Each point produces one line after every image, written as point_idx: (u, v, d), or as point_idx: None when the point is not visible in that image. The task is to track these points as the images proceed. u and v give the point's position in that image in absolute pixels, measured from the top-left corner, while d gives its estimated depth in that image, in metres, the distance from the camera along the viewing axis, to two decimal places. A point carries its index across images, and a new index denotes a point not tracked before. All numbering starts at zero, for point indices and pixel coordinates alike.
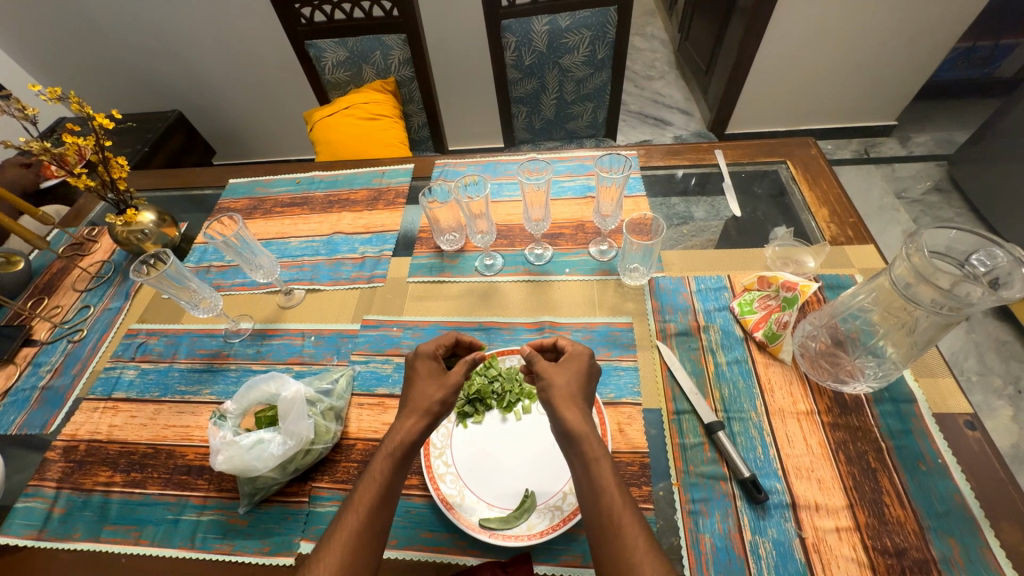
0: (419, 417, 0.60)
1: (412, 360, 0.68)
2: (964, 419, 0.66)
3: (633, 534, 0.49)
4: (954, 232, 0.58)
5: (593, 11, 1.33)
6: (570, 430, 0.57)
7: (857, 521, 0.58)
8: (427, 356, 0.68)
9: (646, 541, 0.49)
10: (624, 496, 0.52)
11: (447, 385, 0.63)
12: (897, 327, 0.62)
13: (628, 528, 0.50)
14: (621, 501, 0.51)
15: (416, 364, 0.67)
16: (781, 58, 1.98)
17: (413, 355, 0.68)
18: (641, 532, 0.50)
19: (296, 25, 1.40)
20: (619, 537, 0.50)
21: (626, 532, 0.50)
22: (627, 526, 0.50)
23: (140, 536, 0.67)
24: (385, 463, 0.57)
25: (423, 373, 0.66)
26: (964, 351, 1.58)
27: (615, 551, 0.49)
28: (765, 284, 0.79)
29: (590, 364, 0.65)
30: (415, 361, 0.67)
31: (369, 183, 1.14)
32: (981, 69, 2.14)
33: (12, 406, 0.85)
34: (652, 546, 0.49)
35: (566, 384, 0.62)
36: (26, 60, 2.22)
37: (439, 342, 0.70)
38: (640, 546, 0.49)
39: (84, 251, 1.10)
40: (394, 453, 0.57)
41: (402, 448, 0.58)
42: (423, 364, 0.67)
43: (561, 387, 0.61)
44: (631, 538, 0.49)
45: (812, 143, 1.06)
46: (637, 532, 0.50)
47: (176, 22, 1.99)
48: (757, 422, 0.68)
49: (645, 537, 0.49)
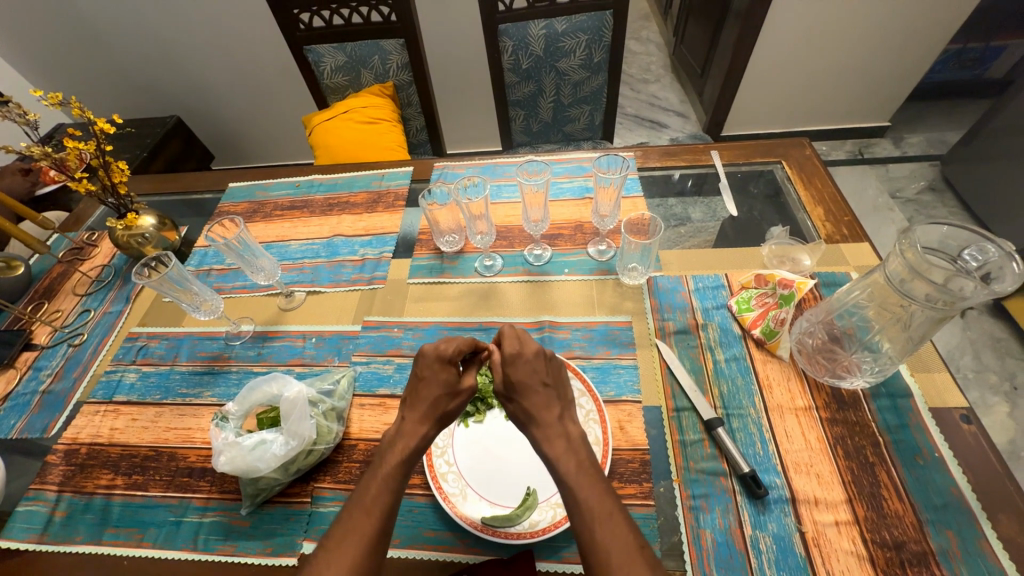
0: (432, 425, 0.61)
1: (427, 360, 0.64)
2: (960, 413, 0.66)
3: (607, 548, 0.49)
4: (945, 228, 0.59)
5: (590, 15, 1.34)
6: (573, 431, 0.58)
7: (855, 515, 0.59)
8: (447, 362, 0.63)
9: (622, 552, 0.49)
10: (601, 508, 0.52)
11: (459, 393, 0.63)
12: (892, 322, 0.63)
13: (606, 540, 0.50)
14: (597, 514, 0.51)
15: (434, 368, 0.63)
16: (776, 60, 2.00)
17: (434, 357, 0.63)
18: (620, 544, 0.49)
19: (295, 30, 1.41)
20: (595, 548, 0.50)
21: (601, 547, 0.49)
22: (602, 539, 0.50)
23: (142, 539, 0.67)
24: (398, 467, 0.58)
25: (435, 378, 0.63)
26: (961, 348, 1.59)
27: (595, 564, 0.49)
28: (762, 282, 0.80)
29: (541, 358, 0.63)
30: (433, 364, 0.63)
31: (368, 185, 1.15)
32: (972, 70, 2.17)
33: (12, 410, 0.85)
34: (633, 556, 0.48)
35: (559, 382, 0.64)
36: (24, 67, 2.23)
37: (461, 346, 0.64)
38: (615, 560, 0.48)
39: (84, 255, 1.10)
40: (406, 461, 0.58)
41: (414, 454, 0.59)
42: (439, 367, 0.63)
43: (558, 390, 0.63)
44: (604, 550, 0.49)
45: (807, 143, 1.07)
46: (612, 546, 0.49)
47: (175, 28, 2.00)
48: (756, 418, 0.69)
49: (620, 550, 0.49)
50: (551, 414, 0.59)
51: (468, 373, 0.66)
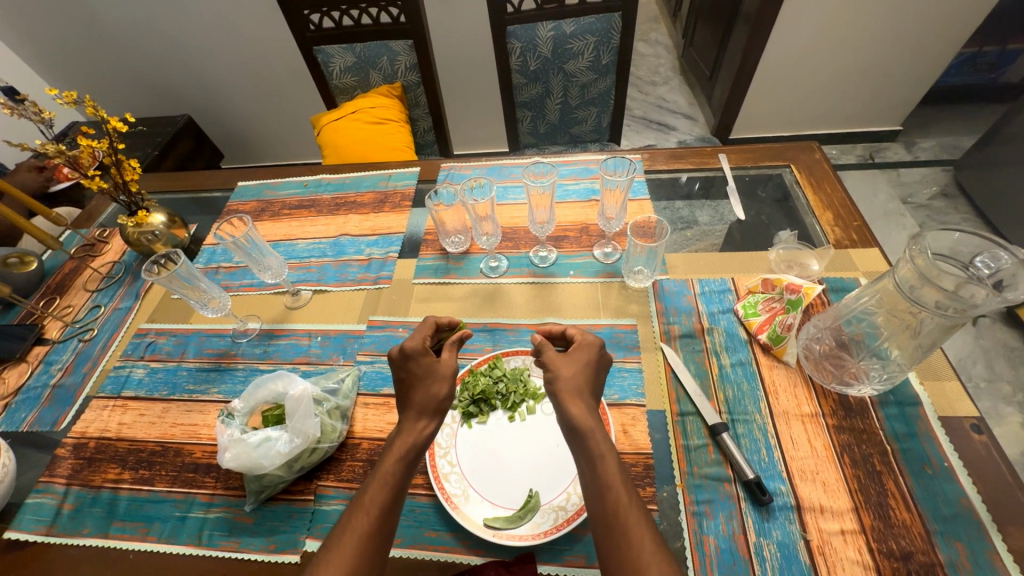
0: (430, 420, 0.60)
1: (398, 362, 0.64)
2: (970, 423, 0.65)
3: (641, 536, 0.49)
4: (957, 234, 0.58)
5: (598, 17, 1.34)
6: (587, 420, 0.57)
7: (861, 524, 0.58)
8: (418, 356, 0.63)
9: (653, 541, 0.49)
10: (630, 496, 0.52)
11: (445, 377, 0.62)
12: (901, 329, 0.62)
13: (636, 529, 0.50)
14: (624, 499, 0.51)
15: (409, 367, 0.63)
16: (786, 62, 1.98)
17: (401, 357, 0.63)
18: (648, 533, 0.50)
19: (305, 31, 1.42)
20: (624, 536, 0.50)
21: (632, 536, 0.49)
22: (633, 526, 0.50)
23: (147, 533, 0.68)
24: (395, 465, 0.57)
25: (417, 374, 0.63)
26: (972, 357, 1.57)
27: (624, 551, 0.49)
28: (769, 287, 0.79)
29: (600, 356, 0.64)
30: (404, 364, 0.63)
31: (375, 185, 1.15)
32: (987, 74, 2.14)
33: (23, 404, 0.86)
34: (659, 548, 0.49)
35: (597, 382, 0.63)
36: (41, 67, 2.27)
37: (425, 335, 0.66)
38: (645, 550, 0.48)
39: (96, 252, 1.12)
40: (405, 459, 0.57)
41: (414, 451, 0.58)
42: (412, 365, 0.63)
43: (594, 385, 0.61)
44: (637, 539, 0.49)
45: (816, 147, 1.07)
46: (642, 536, 0.49)
47: (188, 28, 2.03)
48: (762, 424, 0.68)
49: (652, 540, 0.49)
50: (566, 405, 0.58)
51: (446, 357, 0.64)
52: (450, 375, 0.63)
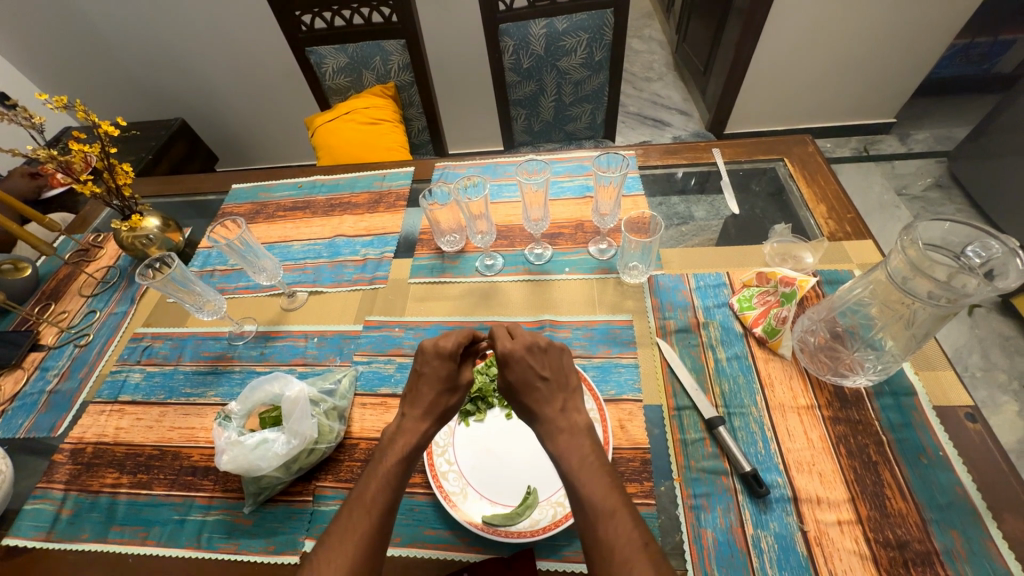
0: (434, 422, 0.62)
1: (427, 355, 0.64)
2: (965, 411, 0.66)
3: (614, 541, 0.49)
4: (947, 224, 0.58)
5: (591, 14, 1.34)
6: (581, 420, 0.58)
7: (858, 514, 0.58)
8: (445, 355, 0.63)
9: (627, 550, 0.48)
10: (604, 504, 0.51)
11: (458, 387, 0.65)
12: (895, 321, 0.62)
13: (607, 536, 0.49)
14: (599, 506, 0.51)
15: (433, 362, 0.64)
16: (779, 57, 1.99)
17: (433, 351, 0.64)
18: (620, 543, 0.48)
19: (297, 32, 1.41)
20: (598, 545, 0.49)
21: (605, 540, 0.49)
22: (605, 534, 0.50)
23: (146, 537, 0.68)
24: (398, 463, 0.58)
25: (433, 373, 0.64)
26: (969, 346, 1.57)
27: (599, 558, 0.49)
28: (764, 280, 0.79)
29: (562, 361, 0.64)
30: (432, 358, 0.64)
31: (369, 186, 1.15)
32: (979, 66, 2.14)
33: (19, 411, 0.86)
34: (633, 559, 0.47)
35: (558, 368, 0.64)
36: (33, 72, 2.26)
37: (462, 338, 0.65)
38: (620, 555, 0.48)
39: (90, 257, 1.11)
40: (408, 458, 0.59)
41: (415, 451, 0.60)
42: (436, 362, 0.64)
43: (562, 382, 0.63)
44: (608, 549, 0.49)
45: (808, 141, 1.07)
46: (618, 542, 0.49)
47: (181, 32, 2.03)
48: (758, 417, 0.68)
49: (625, 548, 0.48)
50: (555, 407, 0.60)
51: (466, 365, 0.66)
52: (463, 385, 0.66)
